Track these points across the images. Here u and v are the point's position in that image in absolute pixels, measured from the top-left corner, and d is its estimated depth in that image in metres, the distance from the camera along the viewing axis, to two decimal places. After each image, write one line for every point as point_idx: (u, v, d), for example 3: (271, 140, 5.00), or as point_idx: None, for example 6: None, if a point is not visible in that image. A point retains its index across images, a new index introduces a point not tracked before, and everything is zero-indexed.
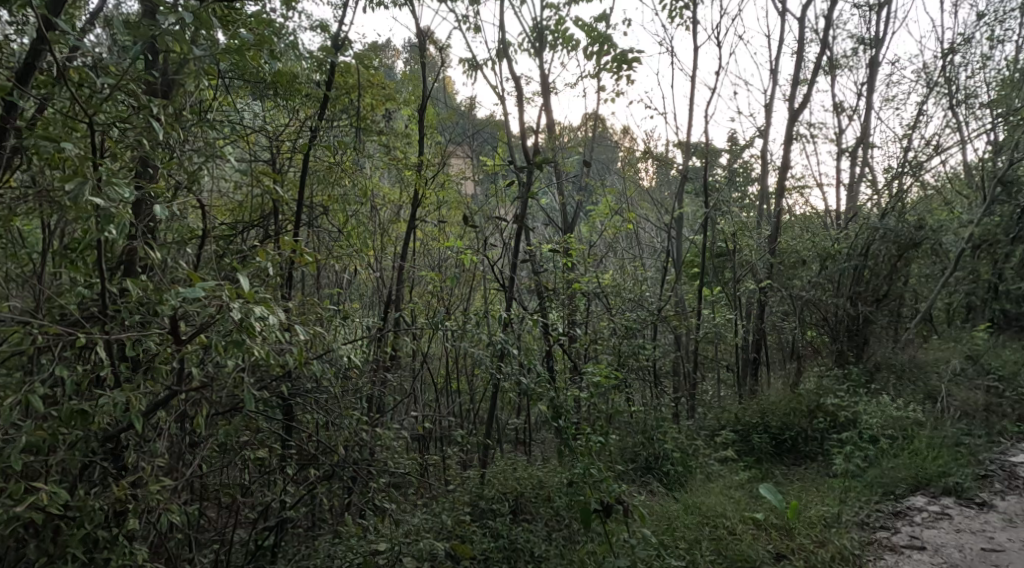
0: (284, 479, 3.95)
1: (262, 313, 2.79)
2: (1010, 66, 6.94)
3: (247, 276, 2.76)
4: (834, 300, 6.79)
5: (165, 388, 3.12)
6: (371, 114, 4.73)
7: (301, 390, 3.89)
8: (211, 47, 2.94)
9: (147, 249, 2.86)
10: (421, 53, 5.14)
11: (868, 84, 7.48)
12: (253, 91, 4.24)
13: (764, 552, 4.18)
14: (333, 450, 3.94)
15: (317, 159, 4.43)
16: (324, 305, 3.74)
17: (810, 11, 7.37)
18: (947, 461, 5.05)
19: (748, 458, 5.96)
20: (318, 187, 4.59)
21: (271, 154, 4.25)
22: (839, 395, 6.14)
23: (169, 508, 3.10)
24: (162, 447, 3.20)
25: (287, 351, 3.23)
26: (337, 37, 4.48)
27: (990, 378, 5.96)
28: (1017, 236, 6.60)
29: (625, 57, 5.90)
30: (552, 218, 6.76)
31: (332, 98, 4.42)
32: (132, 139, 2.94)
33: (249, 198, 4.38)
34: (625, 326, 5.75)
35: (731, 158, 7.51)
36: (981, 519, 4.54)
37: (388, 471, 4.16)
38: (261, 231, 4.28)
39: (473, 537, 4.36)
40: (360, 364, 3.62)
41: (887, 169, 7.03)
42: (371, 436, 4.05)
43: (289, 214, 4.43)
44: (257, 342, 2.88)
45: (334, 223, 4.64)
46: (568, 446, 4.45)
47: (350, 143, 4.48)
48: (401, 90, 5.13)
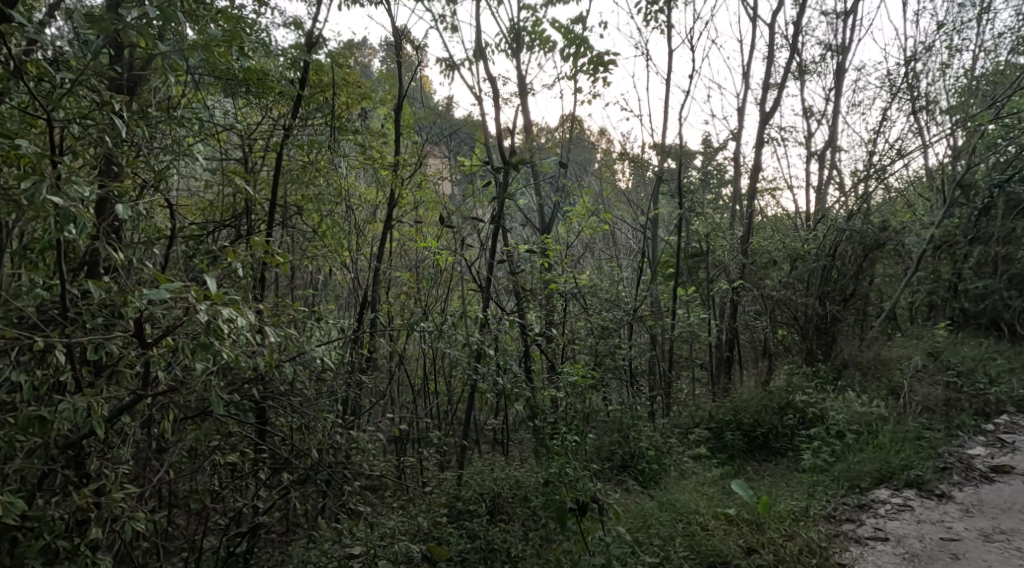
0: (256, 484, 4.01)
1: (230, 314, 2.84)
2: (969, 74, 7.17)
3: (214, 277, 2.80)
4: (804, 300, 6.92)
5: (130, 393, 3.17)
6: (346, 113, 4.75)
7: (275, 394, 3.91)
8: (179, 44, 2.97)
9: (109, 250, 2.90)
10: (397, 52, 5.20)
11: (836, 88, 7.65)
12: (225, 88, 4.09)
13: (736, 547, 4.29)
14: (307, 454, 4.00)
15: (291, 158, 4.48)
16: (296, 307, 3.79)
17: (780, 15, 7.53)
18: (909, 455, 5.21)
19: (721, 456, 6.12)
20: (291, 187, 4.62)
21: (243, 153, 4.38)
22: (808, 392, 6.32)
23: (134, 516, 3.14)
24: (126, 454, 3.25)
25: (258, 353, 3.29)
26: (311, 35, 4.50)
27: (950, 373, 6.15)
28: (976, 237, 6.93)
29: (601, 60, 6.01)
30: (529, 219, 6.86)
31: (306, 96, 4.44)
32: (94, 136, 2.94)
33: (220, 198, 4.42)
34: (601, 326, 5.95)
35: (705, 160, 7.63)
36: (940, 509, 4.70)
37: (362, 474, 4.22)
38: (232, 230, 4.32)
39: (450, 539, 4.45)
40: (332, 365, 3.67)
41: (854, 172, 7.22)
42: (346, 439, 4.11)
43: (262, 214, 4.47)
44: (227, 344, 2.94)
45: (308, 223, 4.69)
46: (544, 446, 4.52)
47: (325, 142, 4.51)
48: (377, 89, 5.17)
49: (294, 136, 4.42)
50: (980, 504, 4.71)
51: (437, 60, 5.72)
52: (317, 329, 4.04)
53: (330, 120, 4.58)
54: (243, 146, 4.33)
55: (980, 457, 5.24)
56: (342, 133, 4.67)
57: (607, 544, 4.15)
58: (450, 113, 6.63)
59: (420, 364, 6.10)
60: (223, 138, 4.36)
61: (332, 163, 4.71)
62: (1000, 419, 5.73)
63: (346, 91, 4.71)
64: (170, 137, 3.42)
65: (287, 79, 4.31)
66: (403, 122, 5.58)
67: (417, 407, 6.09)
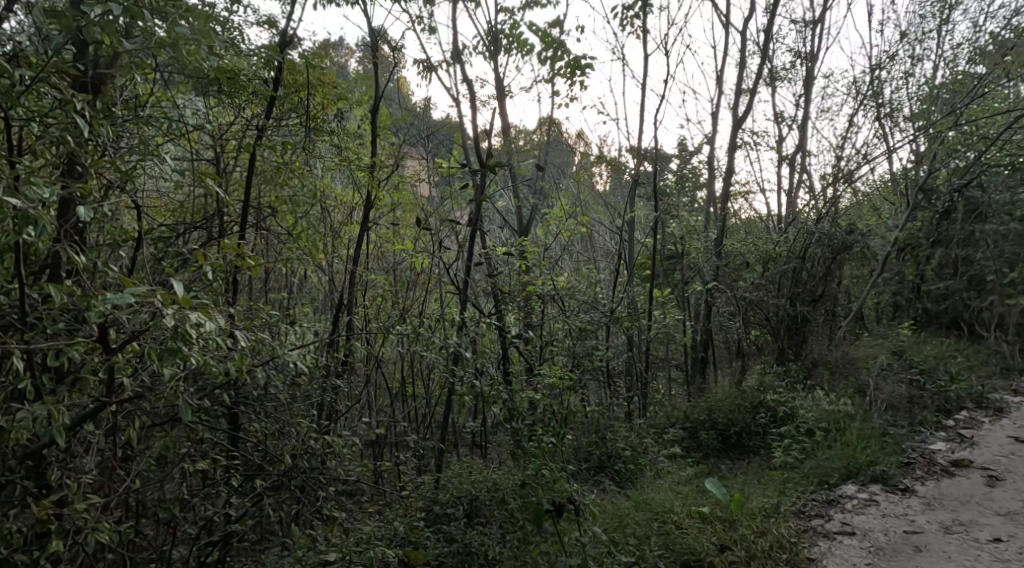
0: (227, 491, 4.03)
1: (198, 319, 2.88)
2: (930, 82, 7.40)
3: (181, 283, 2.85)
4: (775, 300, 7.06)
5: (92, 401, 3.19)
6: (322, 113, 4.79)
7: (246, 398, 3.95)
8: (143, 44, 3.07)
9: (71, 254, 2.92)
10: (373, 53, 5.25)
11: (806, 94, 7.83)
12: (196, 87, 4.09)
13: (709, 544, 4.39)
14: (280, 459, 4.03)
15: (264, 160, 4.51)
16: (269, 311, 3.82)
17: (751, 22, 7.69)
18: (875, 451, 5.36)
19: (696, 455, 6.23)
20: (265, 188, 4.66)
21: (214, 153, 4.43)
22: (779, 392, 6.48)
23: (97, 528, 3.14)
24: (89, 464, 3.26)
25: (229, 358, 3.33)
26: (285, 35, 4.54)
27: (913, 372, 6.32)
28: (938, 240, 7.17)
29: (578, 63, 6.12)
30: (508, 221, 6.94)
31: (279, 97, 4.46)
32: (55, 134, 2.95)
33: (190, 199, 4.45)
34: (579, 328, 6.05)
35: (680, 163, 7.76)
36: (904, 503, 4.85)
37: (337, 479, 4.29)
38: (204, 232, 4.34)
39: (427, 543, 4.51)
40: (306, 368, 3.71)
41: (823, 176, 7.40)
42: (320, 444, 4.14)
43: (234, 216, 4.49)
44: (195, 348, 2.97)
45: (282, 224, 4.71)
46: (521, 447, 4.53)
47: (299, 144, 4.54)
48: (353, 90, 5.21)
49: (268, 136, 4.45)
50: (942, 497, 4.86)
51: (414, 61, 5.78)
52: (291, 333, 4.08)
53: (304, 120, 4.59)
54: (214, 147, 4.36)
55: (941, 452, 5.39)
56: (318, 134, 4.69)
57: (584, 544, 4.22)
58: (428, 114, 6.68)
59: (398, 368, 6.16)
60: (195, 138, 4.38)
61: (307, 164, 4.75)
62: (960, 415, 5.90)
63: (321, 91, 4.76)
64: (137, 137, 3.44)
65: (261, 78, 4.34)
66: (379, 123, 5.62)
67: (395, 410, 6.14)
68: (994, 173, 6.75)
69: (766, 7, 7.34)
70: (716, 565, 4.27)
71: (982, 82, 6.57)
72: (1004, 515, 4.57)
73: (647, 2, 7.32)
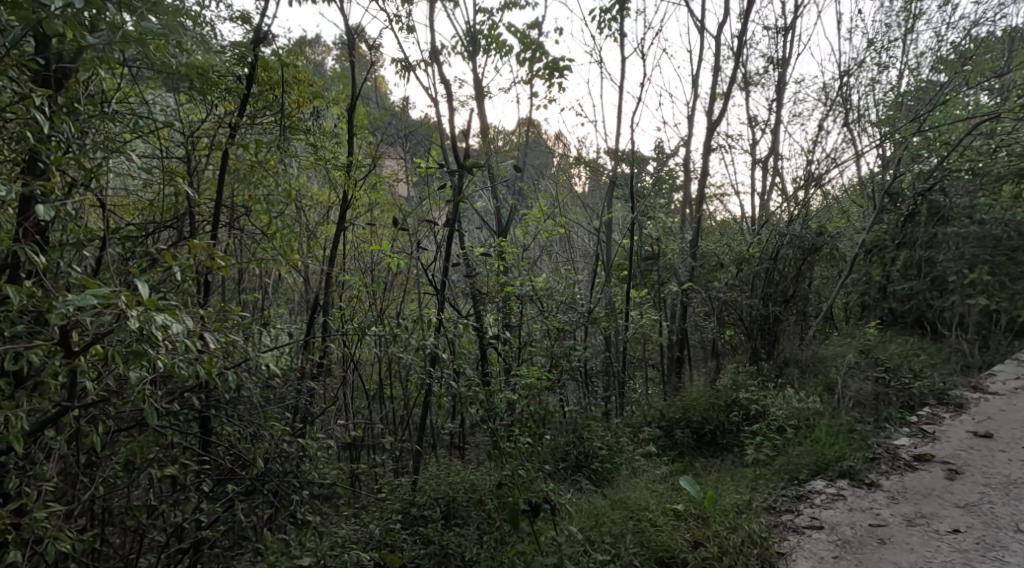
0: (198, 496, 4.03)
1: (164, 321, 2.93)
2: (896, 89, 7.61)
3: (146, 284, 2.87)
4: (748, 300, 7.21)
5: (53, 406, 3.25)
6: (298, 111, 4.80)
7: (217, 401, 4.00)
8: (108, 39, 3.10)
9: (31, 254, 2.95)
10: (350, 52, 5.28)
11: (778, 98, 7.99)
12: (165, 82, 4.08)
13: (683, 541, 4.50)
14: (253, 463, 4.07)
15: (237, 158, 4.53)
16: (240, 313, 3.86)
17: (725, 27, 7.83)
18: (842, 447, 5.52)
19: (671, 453, 6.34)
20: (238, 187, 4.67)
21: (185, 151, 4.43)
22: (751, 390, 6.62)
23: (58, 537, 3.15)
24: (50, 472, 3.25)
25: (199, 360, 3.36)
26: (259, 31, 4.55)
27: (878, 369, 6.50)
28: (903, 241, 7.38)
29: (556, 65, 6.21)
30: (486, 222, 7.01)
31: (253, 94, 4.46)
32: (16, 129, 3.03)
33: (159, 198, 4.45)
34: (557, 328, 6.16)
35: (656, 164, 7.87)
36: (869, 497, 5.00)
37: (312, 482, 4.28)
38: (175, 232, 4.34)
39: (403, 545, 4.56)
40: (278, 369, 3.76)
41: (795, 180, 7.56)
42: (295, 447, 4.18)
43: (205, 215, 4.50)
44: (162, 349, 3.01)
45: (256, 223, 4.74)
46: (498, 448, 4.61)
47: (273, 142, 4.56)
48: (330, 88, 5.24)
49: (241, 134, 4.47)
50: (904, 491, 5.01)
51: (392, 60, 5.83)
52: (263, 335, 4.12)
53: (279, 118, 4.60)
54: (185, 145, 4.38)
55: (904, 447, 5.56)
56: (293, 132, 4.70)
57: (559, 544, 4.25)
58: (406, 114, 6.71)
59: (376, 369, 6.20)
60: (165, 136, 4.38)
61: (282, 162, 4.78)
62: (923, 411, 6.08)
63: (297, 89, 4.74)
64: (104, 133, 3.40)
65: (234, 75, 4.35)
66: (356, 122, 5.64)
67: (372, 412, 6.17)
68: (955, 177, 6.97)
69: (740, 13, 7.49)
70: (688, 561, 4.36)
71: (944, 89, 6.77)
72: (962, 507, 4.72)
73: (624, 6, 7.43)
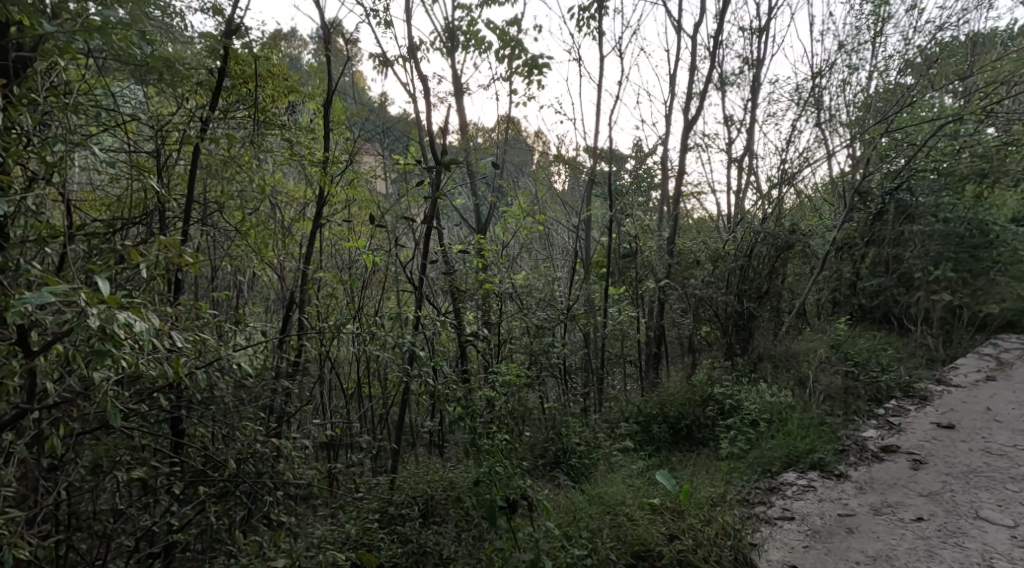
0: (167, 500, 4.03)
1: (127, 319, 2.92)
2: (866, 91, 7.78)
3: (107, 281, 2.86)
4: (723, 297, 7.33)
5: (12, 407, 3.25)
6: (272, 106, 4.75)
7: (190, 400, 3.99)
8: (68, 27, 3.12)
9: None
10: (326, 46, 5.25)
11: (754, 98, 8.11)
12: (134, 73, 4.02)
13: (658, 535, 4.58)
14: (225, 464, 4.07)
15: (210, 153, 4.51)
16: (209, 312, 3.85)
17: (701, 27, 7.93)
18: (813, 439, 5.66)
19: (648, 448, 6.44)
20: (211, 182, 4.65)
21: (155, 145, 4.40)
22: (725, 385, 6.74)
23: (16, 543, 3.12)
24: (10, 476, 3.22)
25: (167, 359, 3.37)
26: (231, 22, 4.44)
27: (847, 364, 6.64)
28: (872, 239, 7.55)
29: (535, 63, 6.28)
30: (465, 219, 7.04)
31: (226, 87, 4.42)
32: None
33: (127, 194, 4.41)
34: (536, 325, 6.26)
35: (635, 162, 7.97)
36: (838, 489, 5.13)
37: (287, 483, 4.24)
38: (144, 228, 4.32)
39: (380, 545, 4.60)
40: (249, 368, 3.78)
41: (769, 179, 7.70)
42: (268, 448, 4.19)
43: (176, 211, 4.50)
44: (126, 348, 3.02)
45: (229, 221, 4.72)
46: (475, 446, 4.64)
47: (247, 137, 4.53)
48: (306, 83, 5.22)
49: (213, 128, 4.45)
50: (872, 482, 5.15)
51: (370, 55, 5.85)
52: (237, 332, 4.13)
53: (252, 112, 4.58)
54: (154, 139, 4.33)
55: (872, 439, 5.71)
56: (268, 127, 4.63)
57: (537, 540, 4.28)
58: (384, 110, 6.69)
59: (354, 367, 6.22)
60: (134, 131, 4.36)
61: (256, 158, 4.75)
62: (890, 404, 6.24)
63: (273, 83, 4.65)
64: (67, 125, 3.29)
65: (207, 68, 4.30)
66: (333, 118, 5.60)
67: (351, 411, 6.17)
68: (921, 177, 7.15)
69: (715, 14, 7.60)
70: (664, 553, 4.46)
71: (911, 91, 6.93)
72: (925, 496, 4.87)
73: (603, 4, 7.52)
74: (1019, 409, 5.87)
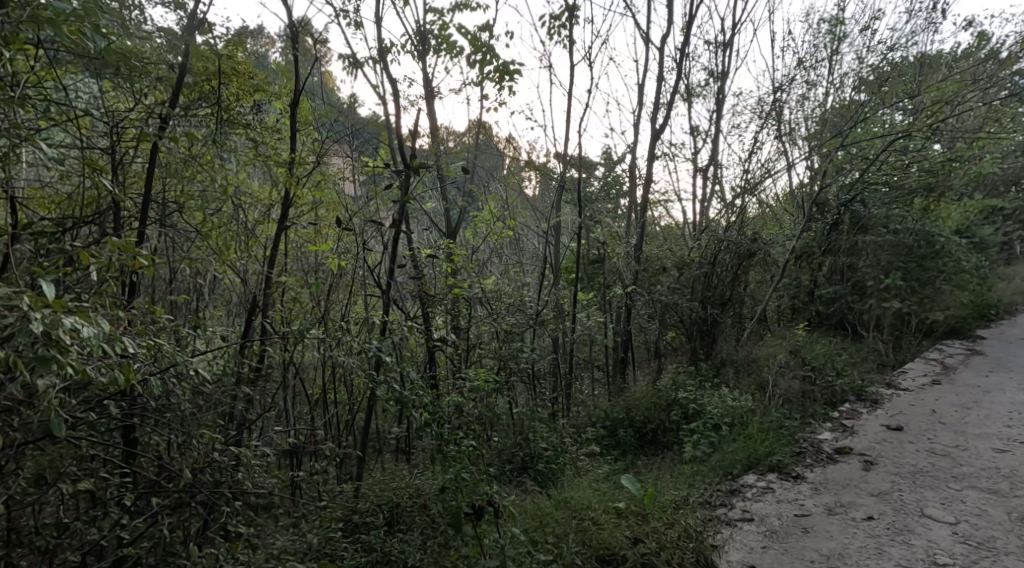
0: (116, 512, 3.96)
1: (71, 324, 2.91)
2: (826, 104, 8.02)
3: (51, 286, 2.87)
4: (689, 303, 7.51)
5: None
6: (237, 105, 4.71)
7: (142, 408, 3.96)
8: (14, 17, 3.15)
9: None
10: (294, 44, 5.15)
11: (719, 109, 8.31)
12: (88, 67, 4.00)
13: (623, 538, 4.66)
14: (180, 474, 4.04)
15: (170, 152, 4.56)
16: (165, 318, 3.88)
17: (669, 38, 8.11)
18: (772, 442, 5.82)
19: (615, 452, 6.57)
20: (169, 181, 4.66)
21: (110, 141, 4.38)
22: (689, 390, 6.89)
23: None
24: None
25: (119, 367, 3.35)
26: (194, 17, 4.41)
27: (805, 368, 6.84)
28: (829, 248, 7.78)
29: (506, 69, 6.39)
30: (435, 223, 7.10)
31: (187, 84, 4.38)
32: None
33: (78, 192, 4.36)
34: (505, 330, 6.37)
35: (604, 169, 8.13)
36: (795, 489, 5.29)
37: (245, 493, 4.25)
38: (98, 228, 4.28)
39: (343, 554, 4.61)
40: (206, 375, 3.79)
41: (732, 188, 7.90)
42: (227, 457, 4.19)
43: (132, 211, 4.47)
44: (74, 356, 2.99)
45: (189, 222, 4.77)
46: (442, 453, 4.73)
47: (208, 137, 4.51)
48: (273, 81, 5.19)
49: (172, 126, 4.42)
50: (827, 482, 5.32)
51: (340, 56, 5.90)
52: (193, 338, 4.13)
53: (215, 110, 4.55)
54: (109, 134, 4.32)
55: (827, 441, 5.91)
56: (232, 126, 4.61)
57: (502, 546, 4.42)
58: (353, 112, 6.69)
59: (320, 374, 6.23)
60: (87, 126, 4.31)
61: (219, 157, 4.75)
62: (844, 407, 6.47)
63: (237, 81, 4.63)
64: (10, 120, 3.35)
65: (166, 63, 4.23)
66: (301, 118, 5.62)
67: (316, 416, 6.18)
68: (873, 190, 7.40)
69: (682, 26, 7.78)
70: (628, 557, 4.54)
71: (865, 106, 7.18)
72: (876, 495, 5.06)
73: (573, 13, 7.65)
74: (963, 411, 6.13)
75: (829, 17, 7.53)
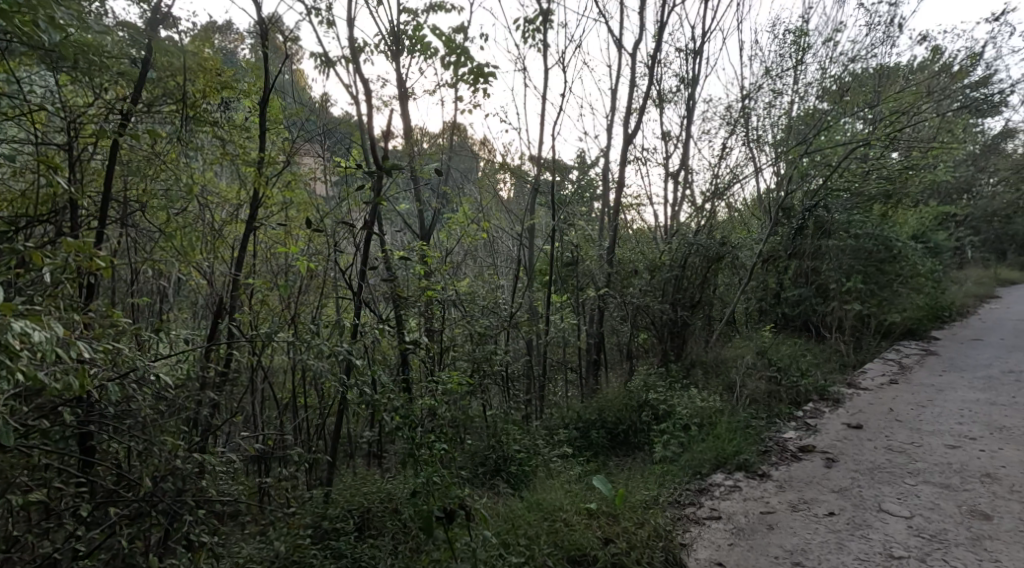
0: (71, 523, 3.95)
1: (23, 327, 2.89)
2: (793, 110, 8.21)
3: None
4: (660, 306, 7.62)
5: None
6: (202, 101, 4.65)
7: (101, 414, 3.93)
8: None
9: None
10: (263, 41, 5.12)
11: (689, 115, 8.46)
12: (43, 60, 3.96)
13: (593, 539, 4.74)
14: (140, 482, 4.01)
15: (133, 151, 4.54)
16: (123, 319, 3.86)
17: (640, 44, 8.24)
18: (738, 441, 5.95)
19: (586, 453, 6.65)
20: (130, 179, 4.66)
21: (67, 137, 4.35)
22: (659, 391, 7.00)
23: None
24: None
25: (74, 371, 3.34)
26: (157, 11, 4.40)
27: (770, 369, 7.00)
28: (794, 251, 7.94)
29: (480, 71, 6.45)
30: (409, 224, 7.14)
31: (151, 79, 4.37)
32: None
33: (33, 189, 4.27)
34: (479, 331, 6.41)
35: (578, 172, 8.21)
36: (761, 487, 5.43)
37: (209, 500, 4.24)
38: (55, 228, 4.24)
39: (313, 561, 4.59)
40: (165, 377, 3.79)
41: (701, 193, 8.04)
42: (190, 465, 4.14)
43: (90, 210, 4.44)
44: (24, 360, 2.97)
45: (153, 221, 4.76)
46: (413, 457, 4.75)
47: (171, 135, 4.48)
48: (240, 79, 5.17)
49: (134, 122, 4.42)
50: (791, 480, 5.46)
51: (313, 56, 5.92)
52: (153, 340, 4.11)
53: (180, 107, 4.51)
54: (66, 130, 4.28)
55: (792, 440, 6.06)
56: (197, 125, 4.61)
57: (473, 549, 4.45)
58: (326, 111, 6.69)
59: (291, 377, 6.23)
60: (42, 121, 4.30)
61: (184, 155, 4.74)
62: (807, 406, 6.64)
63: (203, 77, 4.59)
64: None
65: (129, 58, 4.23)
66: (271, 117, 5.62)
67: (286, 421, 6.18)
68: (835, 196, 7.59)
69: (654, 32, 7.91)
70: (599, 557, 4.62)
71: (829, 113, 7.36)
72: (837, 492, 5.21)
73: (547, 17, 7.75)
74: (919, 410, 6.30)
75: (794, 28, 7.73)
